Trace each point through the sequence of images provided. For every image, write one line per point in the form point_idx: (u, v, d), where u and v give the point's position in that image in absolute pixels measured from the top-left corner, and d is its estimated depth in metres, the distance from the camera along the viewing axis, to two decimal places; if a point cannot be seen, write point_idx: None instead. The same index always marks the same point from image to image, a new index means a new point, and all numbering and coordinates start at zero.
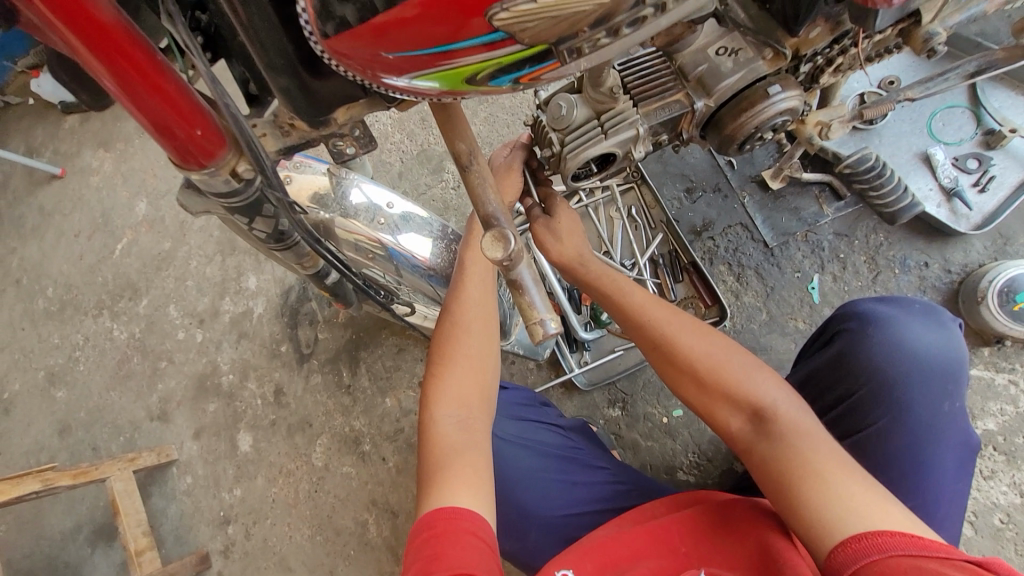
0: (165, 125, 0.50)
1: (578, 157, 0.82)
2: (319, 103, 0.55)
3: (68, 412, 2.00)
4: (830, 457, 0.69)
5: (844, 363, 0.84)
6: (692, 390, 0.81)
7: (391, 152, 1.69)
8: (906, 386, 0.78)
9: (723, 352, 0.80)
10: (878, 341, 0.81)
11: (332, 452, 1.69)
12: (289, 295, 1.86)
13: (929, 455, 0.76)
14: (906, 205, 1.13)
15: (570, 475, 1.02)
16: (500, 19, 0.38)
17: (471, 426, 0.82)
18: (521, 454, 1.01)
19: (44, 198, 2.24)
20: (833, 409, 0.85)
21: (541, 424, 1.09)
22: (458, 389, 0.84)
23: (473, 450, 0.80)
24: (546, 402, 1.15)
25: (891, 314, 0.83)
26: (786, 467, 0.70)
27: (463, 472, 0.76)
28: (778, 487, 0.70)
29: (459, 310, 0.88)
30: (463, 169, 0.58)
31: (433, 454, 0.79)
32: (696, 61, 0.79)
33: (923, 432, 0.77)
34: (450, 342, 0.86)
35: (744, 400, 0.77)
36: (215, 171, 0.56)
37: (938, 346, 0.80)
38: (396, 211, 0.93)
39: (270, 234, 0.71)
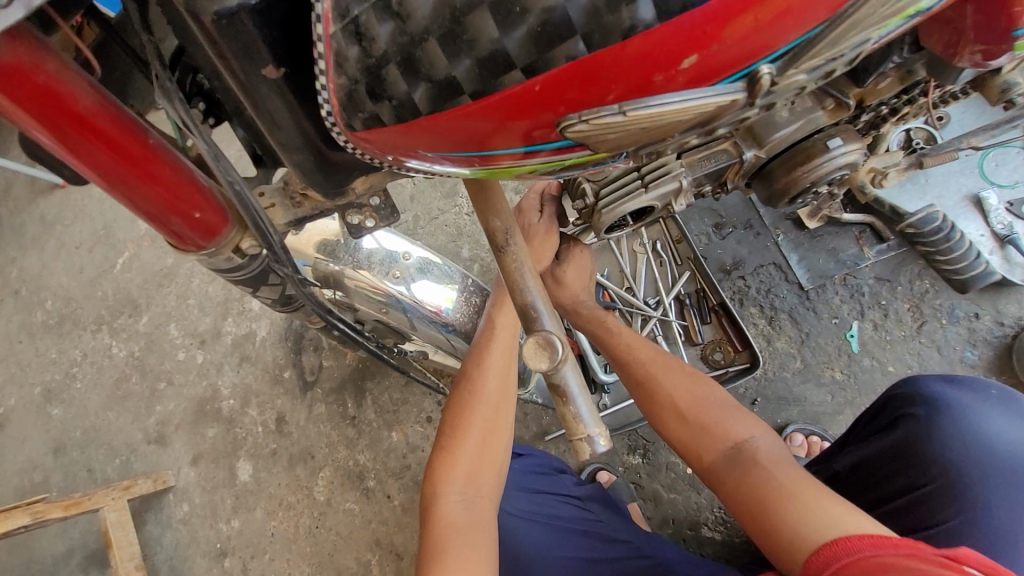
0: (161, 213, 0.47)
1: (615, 212, 0.75)
2: (337, 175, 0.48)
3: (64, 431, 1.93)
4: (799, 481, 0.74)
5: (909, 450, 0.76)
6: (674, 424, 0.87)
7: (403, 174, 1.61)
8: (984, 484, 0.69)
9: (701, 391, 0.88)
10: (952, 430, 0.73)
11: (335, 485, 1.61)
12: (293, 318, 1.79)
13: (1011, 566, 0.66)
14: (980, 273, 1.06)
15: (589, 551, 0.94)
16: (575, 131, 0.34)
17: (478, 506, 0.77)
18: (533, 532, 0.95)
19: (45, 209, 2.18)
20: (894, 501, 0.77)
21: (555, 496, 1.02)
22: (472, 465, 0.79)
23: (480, 532, 0.75)
24: (562, 469, 1.08)
25: (964, 401, 0.75)
26: (759, 494, 0.74)
27: (467, 557, 0.72)
28: (755, 515, 0.74)
29: (480, 380, 0.80)
30: (497, 250, 0.50)
31: (436, 532, 0.75)
32: (748, 109, 0.71)
33: (1006, 542, 0.67)
34: (466, 415, 0.79)
35: (720, 434, 0.83)
36: (216, 250, 0.50)
37: (1022, 442, 0.71)
38: (412, 261, 0.85)
39: (277, 299, 0.64)
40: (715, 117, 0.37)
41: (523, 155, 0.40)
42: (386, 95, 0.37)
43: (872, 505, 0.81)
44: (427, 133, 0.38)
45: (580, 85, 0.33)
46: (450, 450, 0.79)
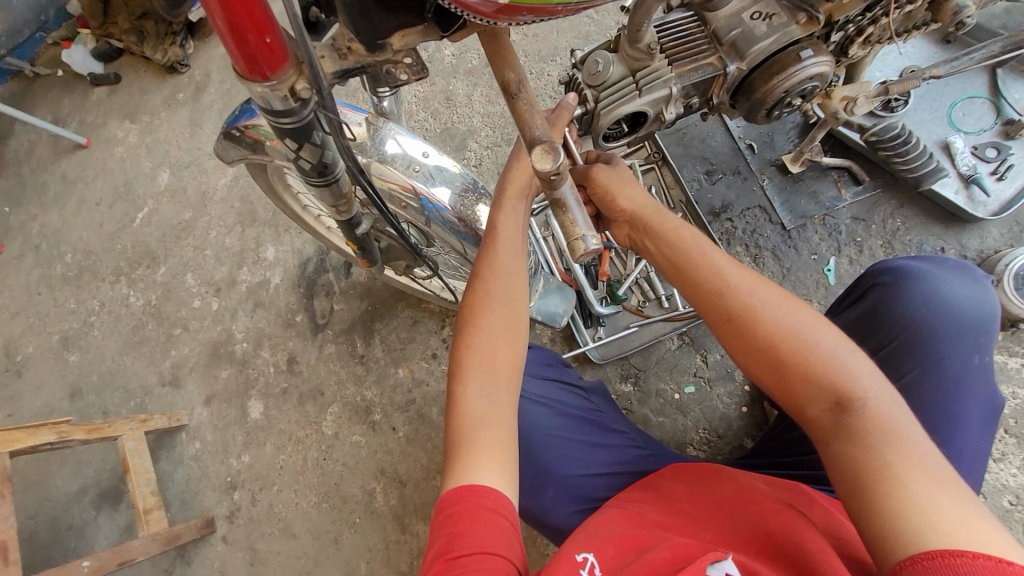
0: (239, 30, 0.52)
1: (612, 114, 0.85)
2: (378, 28, 0.58)
3: (80, 376, 2.02)
4: (923, 466, 0.58)
5: (879, 316, 0.87)
6: (762, 366, 0.71)
7: (415, 130, 1.72)
8: (940, 340, 0.81)
9: (804, 321, 0.70)
10: (915, 293, 0.85)
11: (342, 420, 1.70)
12: (306, 267, 1.88)
13: (960, 409, 0.79)
14: (931, 170, 1.17)
15: (589, 436, 1.04)
16: None
17: (502, 401, 0.79)
18: (542, 414, 1.01)
19: (69, 167, 2.28)
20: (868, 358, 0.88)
21: (565, 386, 1.08)
22: (485, 360, 0.81)
23: (504, 424, 0.77)
24: (567, 365, 1.15)
25: (928, 269, 0.86)
26: (867, 471, 0.60)
27: (489, 442, 0.75)
28: (854, 491, 0.60)
29: (492, 279, 0.86)
30: (512, 97, 0.60)
31: (459, 427, 0.77)
32: (730, 25, 0.82)
33: (951, 384, 0.80)
34: (482, 312, 0.84)
35: (829, 386, 0.66)
36: (275, 85, 0.58)
37: (974, 299, 0.83)
38: (431, 162, 0.95)
39: (314, 167, 0.73)
40: None
41: None
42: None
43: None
44: None
45: None
46: (467, 345, 0.83)
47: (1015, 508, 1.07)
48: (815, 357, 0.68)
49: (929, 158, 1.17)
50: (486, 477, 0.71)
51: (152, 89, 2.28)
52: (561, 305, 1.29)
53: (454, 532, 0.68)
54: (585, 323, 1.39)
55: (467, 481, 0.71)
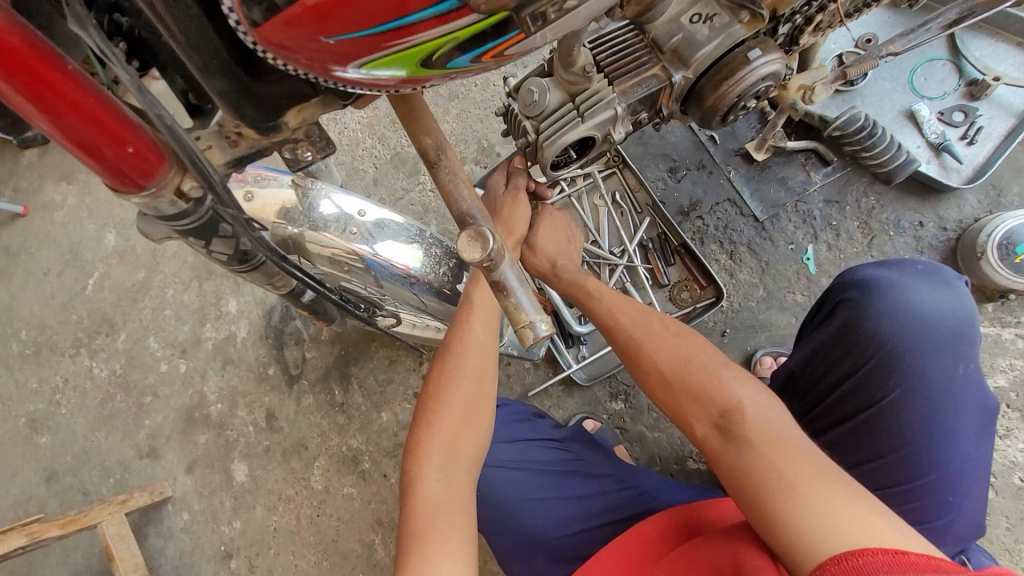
0: (91, 144, 0.44)
1: (556, 145, 0.78)
2: (266, 106, 0.50)
3: (54, 459, 1.91)
4: (805, 468, 0.64)
5: (850, 333, 0.81)
6: (657, 392, 0.78)
7: (363, 160, 1.63)
8: (918, 353, 0.76)
9: (685, 352, 0.77)
10: (885, 305, 0.79)
11: (331, 473, 1.63)
12: (272, 315, 1.79)
13: (952, 424, 0.75)
14: (901, 163, 1.11)
15: (572, 490, 0.99)
16: None
17: (459, 483, 0.77)
18: (515, 479, 0.98)
19: (9, 239, 2.14)
20: (841, 383, 0.82)
21: (536, 441, 1.03)
22: (448, 441, 0.79)
23: (461, 508, 0.74)
24: (540, 414, 1.08)
25: (894, 277, 0.81)
26: (761, 481, 0.65)
27: (443, 529, 0.71)
28: (751, 500, 0.65)
29: (461, 351, 0.82)
30: (432, 166, 0.53)
31: (414, 512, 0.73)
32: (670, 30, 0.74)
33: (938, 398, 0.75)
34: (446, 386, 0.80)
35: (709, 403, 0.73)
36: (156, 192, 0.50)
37: (946, 305, 0.78)
38: (369, 219, 0.87)
39: (232, 256, 0.65)
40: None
41: (439, 26, 0.37)
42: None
43: (820, 393, 0.86)
44: (331, 20, 0.36)
45: None
46: (427, 424, 0.80)
47: None
48: (699, 373, 0.75)
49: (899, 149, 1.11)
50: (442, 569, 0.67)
51: None
52: None
53: None
54: (567, 344, 1.32)
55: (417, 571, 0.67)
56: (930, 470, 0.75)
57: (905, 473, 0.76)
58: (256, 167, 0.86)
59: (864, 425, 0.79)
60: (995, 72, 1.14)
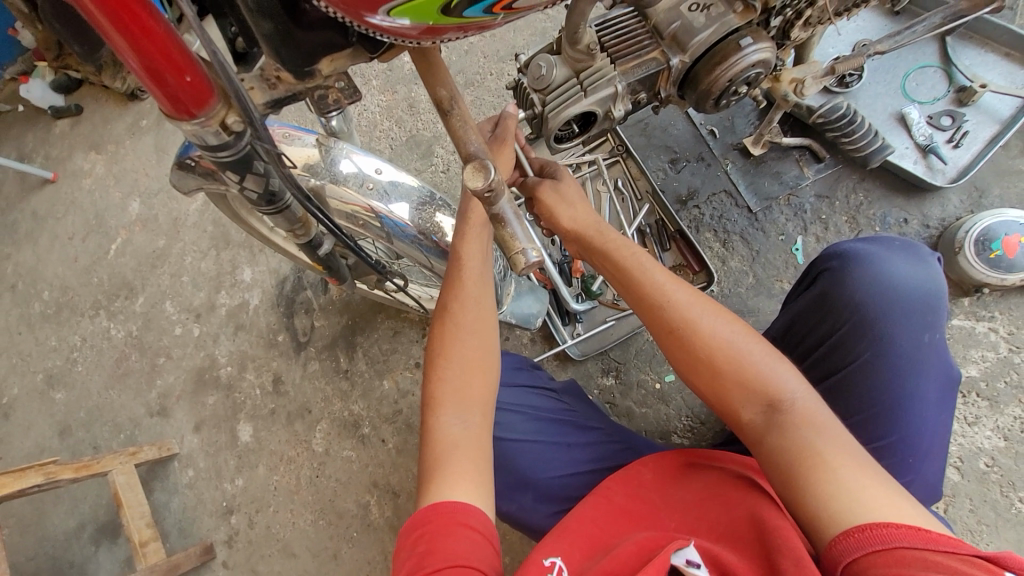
0: (156, 71, 0.51)
1: (560, 116, 0.85)
2: (303, 54, 0.57)
3: (68, 413, 2.00)
4: (845, 452, 0.68)
5: (828, 300, 0.88)
6: (704, 376, 0.78)
7: (380, 140, 1.71)
8: (887, 321, 0.82)
9: (742, 341, 0.77)
10: (861, 276, 0.85)
11: (332, 436, 1.70)
12: (284, 285, 1.87)
13: (914, 387, 0.81)
14: (876, 148, 1.17)
15: (564, 437, 1.04)
16: None
17: (474, 423, 0.84)
18: (512, 419, 1.03)
19: (39, 203, 2.24)
20: (818, 348, 0.89)
21: (533, 389, 1.10)
22: (459, 389, 0.85)
23: (477, 444, 0.81)
24: (537, 367, 1.16)
25: (873, 251, 0.87)
26: (800, 461, 0.68)
27: (463, 462, 0.79)
28: (786, 476, 0.69)
29: (459, 308, 0.89)
30: (445, 114, 0.60)
31: (434, 450, 0.81)
32: (670, 18, 0.82)
33: (905, 363, 0.81)
34: (451, 340, 0.88)
35: (761, 390, 0.75)
36: (204, 121, 0.57)
37: (919, 279, 0.84)
38: (385, 178, 0.95)
39: (261, 195, 0.73)
40: None
41: None
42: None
43: (801, 356, 0.93)
44: None
45: None
46: (438, 375, 0.87)
47: (991, 470, 1.09)
48: (751, 361, 0.76)
49: (875, 137, 1.17)
50: (456, 494, 0.74)
51: (115, 117, 2.25)
52: (536, 306, 1.30)
53: (426, 550, 0.69)
54: (563, 321, 1.39)
55: (440, 497, 0.74)
56: (893, 430, 0.81)
57: (870, 431, 0.82)
58: (282, 124, 0.92)
59: (836, 387, 0.85)
60: (982, 79, 1.20)
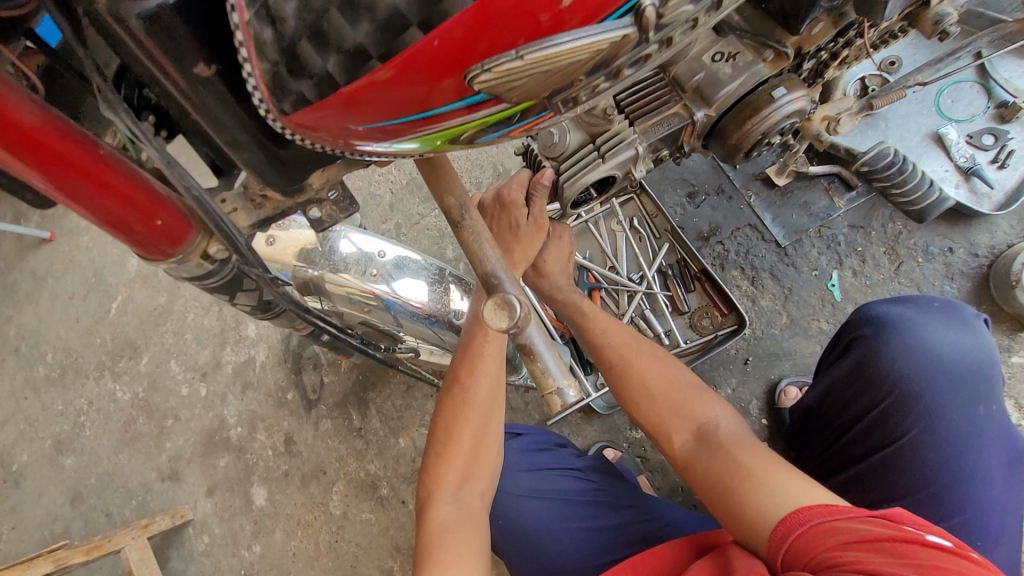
0: (122, 221, 0.44)
1: (576, 185, 0.77)
2: (291, 170, 0.49)
3: (78, 480, 1.94)
4: (760, 457, 0.76)
5: (864, 371, 0.81)
6: (643, 408, 0.87)
7: (379, 185, 1.64)
8: (934, 394, 0.76)
9: (671, 376, 0.88)
10: (900, 345, 0.79)
11: (350, 498, 1.63)
12: (291, 339, 1.81)
13: (973, 464, 0.73)
14: (933, 200, 1.04)
15: (594, 520, 0.97)
16: (481, 81, 0.34)
17: (470, 506, 0.79)
18: (538, 509, 0.97)
19: (36, 263, 2.19)
20: (858, 422, 0.82)
21: (559, 470, 1.03)
22: (461, 465, 0.80)
23: (472, 530, 0.77)
24: (562, 443, 1.08)
25: (908, 316, 0.80)
26: (726, 474, 0.76)
27: (459, 549, 0.74)
28: (723, 493, 0.75)
29: (469, 388, 0.80)
30: (455, 225, 0.52)
31: (428, 537, 0.76)
32: (692, 70, 0.73)
33: (960, 439, 0.74)
34: (457, 419, 0.80)
35: (690, 416, 0.84)
36: (183, 257, 0.50)
37: (965, 346, 0.77)
38: (389, 259, 0.87)
39: (256, 306, 0.65)
40: (615, 56, 0.35)
41: (467, 114, 0.37)
42: (305, 72, 0.36)
43: (838, 431, 0.85)
44: (360, 104, 0.36)
45: (476, 31, 0.32)
46: (440, 454, 0.81)
47: None
48: (680, 393, 0.86)
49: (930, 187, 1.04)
50: None
51: None
52: None
53: None
54: (585, 372, 1.31)
55: None
56: (956, 514, 0.72)
57: (933, 514, 0.73)
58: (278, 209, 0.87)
59: (884, 466, 0.77)
60: None
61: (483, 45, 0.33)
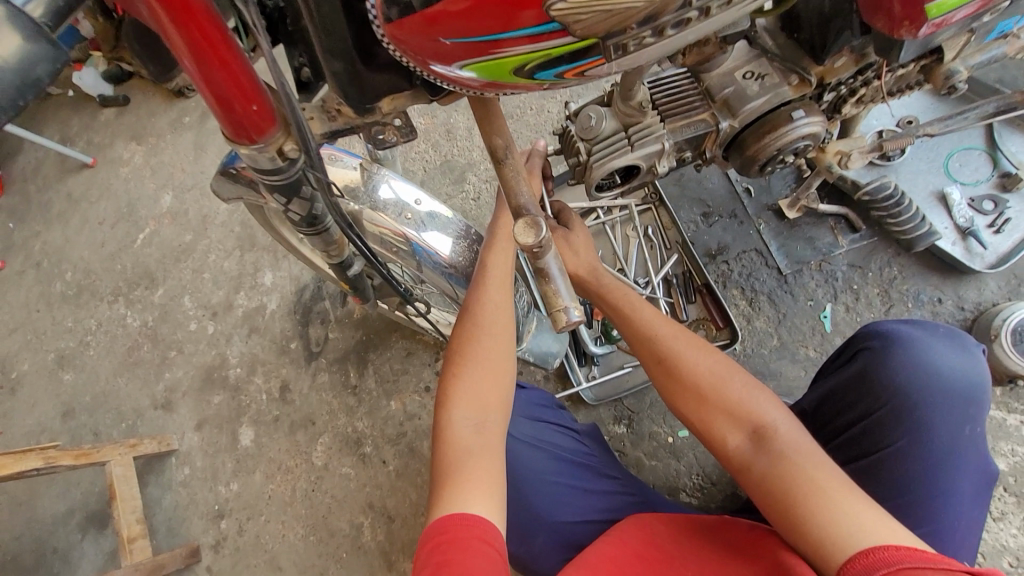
0: (225, 98, 0.52)
1: (605, 167, 0.85)
2: (369, 94, 0.58)
3: (73, 396, 2.01)
4: (835, 479, 0.69)
5: (865, 380, 0.86)
6: (690, 403, 0.80)
7: (414, 161, 1.73)
8: (929, 409, 0.80)
9: (724, 370, 0.80)
10: (903, 359, 0.83)
11: (333, 451, 1.69)
12: (303, 293, 1.88)
13: (949, 480, 0.78)
14: (923, 233, 1.16)
15: (582, 482, 1.03)
16: (557, 10, 0.41)
17: (486, 429, 0.84)
18: (534, 455, 1.01)
19: (74, 186, 2.29)
20: (850, 428, 0.87)
21: (556, 427, 1.09)
22: (475, 389, 0.86)
23: (490, 453, 0.82)
24: (561, 406, 1.15)
25: (915, 334, 0.85)
26: (790, 488, 0.69)
27: (479, 474, 0.78)
28: (785, 510, 0.69)
29: (482, 313, 0.90)
30: (498, 162, 0.60)
31: (447, 454, 0.81)
32: (723, 83, 0.81)
33: (942, 456, 0.79)
34: (471, 341, 0.88)
35: (747, 419, 0.77)
36: (264, 147, 0.58)
37: (962, 368, 0.82)
38: (423, 209, 0.95)
39: (304, 218, 0.73)
40: (662, 13, 0.44)
41: (529, 44, 0.45)
42: None
43: (830, 435, 0.91)
44: (440, 25, 0.44)
45: None
46: (457, 376, 0.87)
47: (1015, 571, 1.04)
48: (735, 391, 0.79)
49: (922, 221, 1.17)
50: (473, 507, 0.74)
51: (160, 112, 2.31)
52: (555, 345, 1.29)
53: (443, 561, 0.69)
54: (579, 362, 1.38)
55: (455, 510, 0.74)
56: (923, 523, 0.77)
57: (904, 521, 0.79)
58: (331, 147, 0.94)
59: (867, 471, 0.83)
60: None
61: None
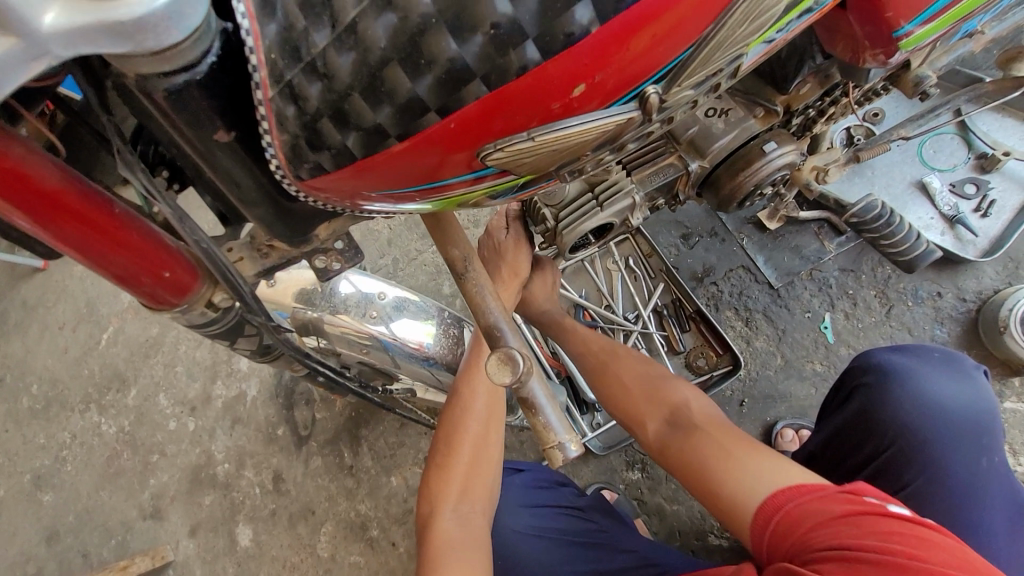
0: (130, 275, 0.46)
1: (575, 232, 0.79)
2: (297, 224, 0.50)
3: (56, 518, 1.87)
4: (739, 441, 0.77)
5: (868, 418, 0.82)
6: (618, 399, 0.92)
7: (378, 221, 1.65)
8: (939, 444, 0.77)
9: (643, 368, 0.93)
10: (902, 394, 0.80)
11: (338, 540, 1.59)
12: (283, 374, 1.78)
13: (977, 517, 0.74)
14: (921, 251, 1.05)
15: (595, 563, 0.95)
16: (495, 156, 0.39)
17: (471, 520, 0.81)
18: (540, 548, 0.95)
19: (27, 292, 2.13)
20: (861, 470, 0.83)
21: (559, 507, 1.03)
22: (461, 479, 0.82)
23: (478, 552, 0.78)
24: (563, 481, 1.08)
25: (909, 365, 0.82)
26: (698, 455, 0.78)
27: (461, 569, 0.75)
28: (696, 475, 0.78)
29: (470, 398, 0.83)
30: (458, 276, 0.53)
31: (432, 556, 0.77)
32: (686, 123, 0.74)
33: (963, 491, 0.75)
34: (459, 432, 0.82)
35: (662, 404, 0.87)
36: (188, 307, 0.52)
37: (965, 397, 0.79)
38: (388, 300, 0.89)
39: (255, 349, 0.65)
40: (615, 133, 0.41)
41: (474, 181, 0.43)
42: (324, 144, 0.38)
43: (839, 478, 0.87)
44: (373, 173, 0.40)
45: (491, 118, 0.37)
46: (441, 464, 0.83)
47: None
48: (651, 382, 0.90)
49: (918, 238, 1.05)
50: None
51: None
52: None
53: None
54: (581, 412, 1.28)
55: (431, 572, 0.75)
56: None
57: None
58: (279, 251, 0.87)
59: None
60: (1004, 145, 1.15)
61: (500, 129, 0.37)
